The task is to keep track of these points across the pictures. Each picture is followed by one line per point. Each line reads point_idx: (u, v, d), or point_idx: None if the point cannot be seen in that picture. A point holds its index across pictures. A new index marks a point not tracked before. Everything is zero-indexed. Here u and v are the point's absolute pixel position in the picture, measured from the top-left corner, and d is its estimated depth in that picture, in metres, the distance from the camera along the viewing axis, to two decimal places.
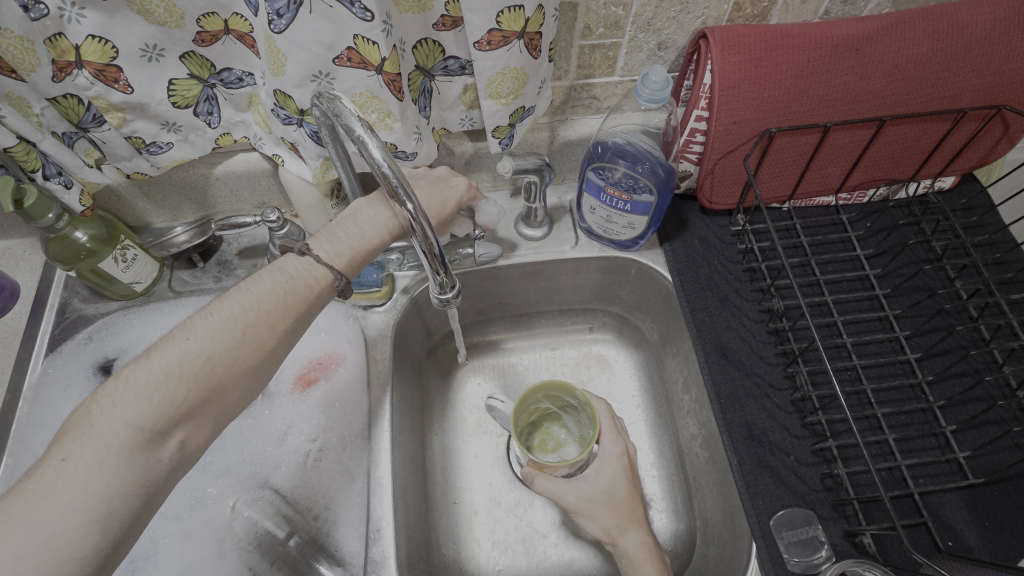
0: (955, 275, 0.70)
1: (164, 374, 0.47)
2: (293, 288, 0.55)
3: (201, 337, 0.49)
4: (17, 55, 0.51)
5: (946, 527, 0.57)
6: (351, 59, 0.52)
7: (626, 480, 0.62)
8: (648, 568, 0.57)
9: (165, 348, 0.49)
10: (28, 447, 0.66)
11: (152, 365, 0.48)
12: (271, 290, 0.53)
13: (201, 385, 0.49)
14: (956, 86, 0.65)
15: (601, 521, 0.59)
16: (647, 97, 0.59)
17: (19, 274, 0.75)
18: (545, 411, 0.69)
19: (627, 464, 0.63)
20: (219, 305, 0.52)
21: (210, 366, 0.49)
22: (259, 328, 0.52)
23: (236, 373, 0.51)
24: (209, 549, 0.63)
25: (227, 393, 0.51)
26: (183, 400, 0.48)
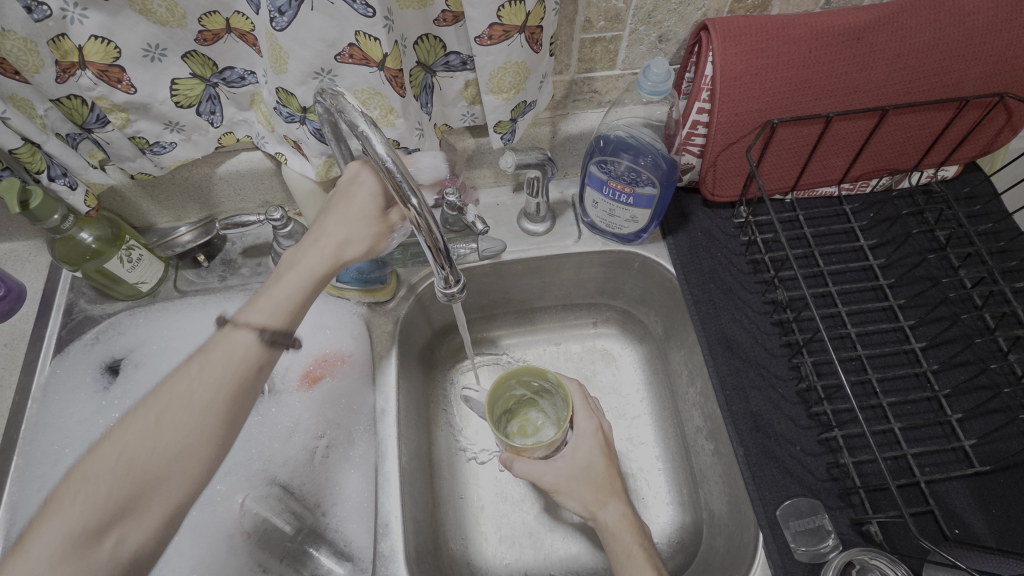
0: (960, 264, 0.70)
1: (92, 479, 0.44)
2: (230, 364, 0.49)
3: (129, 437, 0.46)
4: (21, 56, 0.51)
5: (953, 514, 0.57)
6: (352, 57, 0.52)
7: (602, 455, 0.62)
8: (627, 539, 0.58)
9: (95, 455, 0.45)
10: (38, 447, 0.67)
11: (82, 474, 0.44)
12: (207, 371, 0.49)
13: (134, 485, 0.44)
14: (958, 75, 0.65)
15: (579, 497, 0.60)
16: (648, 89, 0.59)
17: (26, 277, 0.76)
18: (520, 398, 0.67)
19: (602, 441, 0.63)
20: (148, 402, 0.48)
21: (132, 461, 0.45)
22: (197, 412, 0.47)
23: (169, 465, 0.46)
24: (219, 545, 0.64)
25: (168, 487, 0.46)
26: (108, 507, 0.43)
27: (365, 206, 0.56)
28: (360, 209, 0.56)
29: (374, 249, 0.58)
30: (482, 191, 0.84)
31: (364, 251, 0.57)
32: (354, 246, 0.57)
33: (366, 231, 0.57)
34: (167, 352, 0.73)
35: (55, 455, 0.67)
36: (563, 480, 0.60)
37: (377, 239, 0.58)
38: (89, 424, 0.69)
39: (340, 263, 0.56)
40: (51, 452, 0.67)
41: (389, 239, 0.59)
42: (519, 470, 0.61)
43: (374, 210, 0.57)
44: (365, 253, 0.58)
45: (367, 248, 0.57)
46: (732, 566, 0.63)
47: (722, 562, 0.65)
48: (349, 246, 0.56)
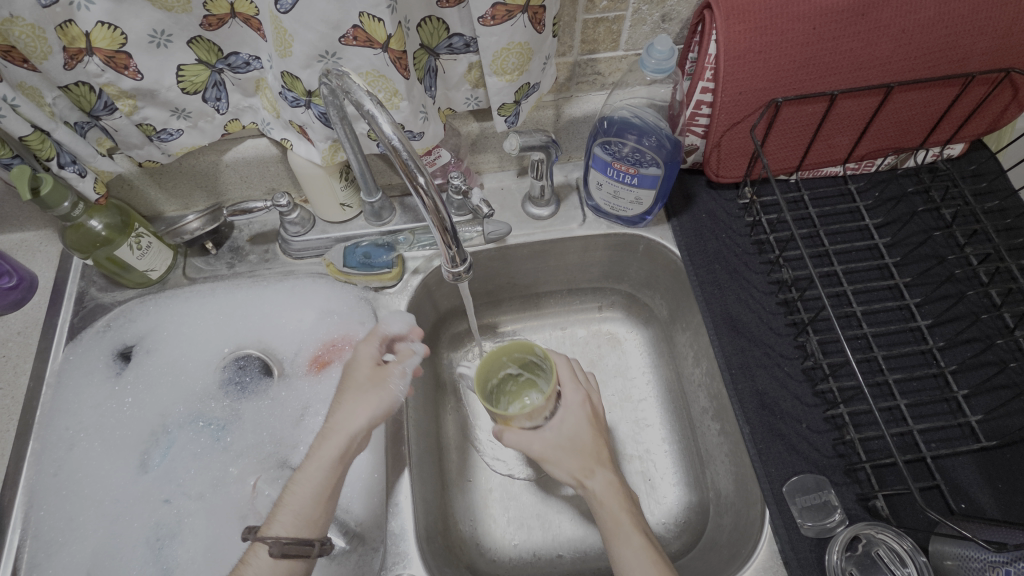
0: (966, 242, 0.70)
1: None
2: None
3: None
4: (30, 43, 0.51)
5: (959, 489, 0.57)
6: (357, 38, 0.52)
7: (590, 427, 0.61)
8: (614, 506, 0.57)
9: None
10: (53, 431, 0.68)
11: None
12: None
13: None
14: (964, 50, 0.64)
15: (568, 466, 0.59)
16: (652, 67, 0.59)
17: (37, 266, 0.77)
18: (518, 377, 0.65)
19: (590, 412, 0.62)
20: None
21: None
22: None
23: None
24: (233, 526, 0.64)
25: None
26: None
27: (362, 358, 0.60)
28: (359, 368, 0.59)
29: (379, 400, 0.57)
30: (486, 175, 0.84)
31: (367, 415, 0.56)
32: (361, 415, 0.56)
33: (366, 380, 0.58)
34: (179, 339, 0.74)
35: (71, 440, 0.68)
36: (541, 451, 0.59)
37: (380, 389, 0.58)
38: (103, 409, 0.70)
39: (348, 433, 0.55)
40: (66, 437, 0.68)
41: (392, 382, 0.58)
42: (508, 441, 0.60)
43: (372, 365, 0.60)
44: (372, 412, 0.56)
45: (373, 408, 0.56)
46: (739, 543, 0.63)
47: (729, 540, 0.65)
48: (356, 414, 0.56)
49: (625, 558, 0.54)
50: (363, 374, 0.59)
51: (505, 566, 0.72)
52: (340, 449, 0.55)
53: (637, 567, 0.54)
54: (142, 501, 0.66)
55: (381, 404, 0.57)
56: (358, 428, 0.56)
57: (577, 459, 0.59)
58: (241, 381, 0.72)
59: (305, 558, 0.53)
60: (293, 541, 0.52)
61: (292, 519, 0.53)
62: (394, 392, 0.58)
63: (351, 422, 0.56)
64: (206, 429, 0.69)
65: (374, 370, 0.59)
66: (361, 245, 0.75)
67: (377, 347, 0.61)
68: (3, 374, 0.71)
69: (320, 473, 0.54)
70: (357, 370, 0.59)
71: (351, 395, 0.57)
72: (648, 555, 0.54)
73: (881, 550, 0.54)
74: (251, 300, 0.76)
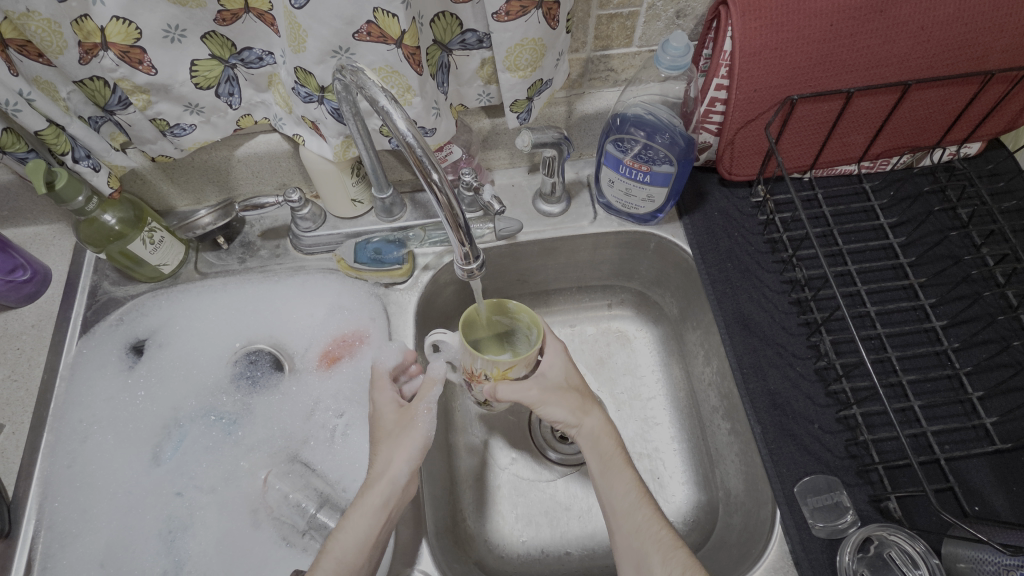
0: (982, 242, 0.69)
1: None
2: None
3: None
4: (46, 37, 0.52)
5: (973, 491, 0.57)
6: (371, 34, 0.52)
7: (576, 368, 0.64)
8: (608, 442, 0.60)
9: None
10: (67, 424, 0.69)
11: None
12: None
13: None
14: (984, 48, 0.63)
15: (567, 405, 0.60)
16: (667, 64, 0.59)
17: (50, 259, 0.77)
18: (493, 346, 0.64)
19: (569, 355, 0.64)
20: None
21: None
22: None
23: None
24: (244, 520, 0.65)
25: None
26: None
27: (384, 404, 0.62)
28: (385, 415, 0.61)
29: (411, 438, 0.58)
30: (497, 172, 0.84)
31: (405, 458, 0.57)
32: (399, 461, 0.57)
33: (393, 424, 0.60)
34: (191, 333, 0.74)
35: (84, 432, 0.69)
36: (536, 397, 0.59)
37: (409, 430, 0.58)
38: (116, 402, 0.70)
39: (389, 478, 0.56)
40: (80, 430, 0.69)
41: (420, 419, 0.59)
42: (503, 396, 0.59)
43: (395, 409, 0.61)
44: (410, 454, 0.57)
45: (408, 451, 0.57)
46: (750, 543, 0.63)
47: (739, 539, 0.65)
48: (395, 459, 0.57)
49: (612, 493, 0.58)
50: (390, 419, 0.60)
51: (513, 562, 0.72)
52: (381, 497, 0.55)
53: (625, 501, 0.57)
54: (154, 494, 0.66)
55: (414, 443, 0.57)
56: (399, 475, 0.56)
57: (572, 403, 0.60)
58: (253, 376, 0.72)
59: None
60: None
61: (335, 567, 0.52)
62: (423, 428, 0.58)
63: (392, 467, 0.56)
64: (218, 423, 0.70)
65: (400, 414, 0.60)
66: (372, 241, 0.75)
67: (390, 391, 0.63)
68: (16, 365, 0.71)
69: (366, 521, 0.54)
70: (384, 419, 0.60)
71: (383, 444, 0.58)
72: (636, 491, 0.57)
73: (893, 551, 0.54)
74: (262, 295, 0.76)
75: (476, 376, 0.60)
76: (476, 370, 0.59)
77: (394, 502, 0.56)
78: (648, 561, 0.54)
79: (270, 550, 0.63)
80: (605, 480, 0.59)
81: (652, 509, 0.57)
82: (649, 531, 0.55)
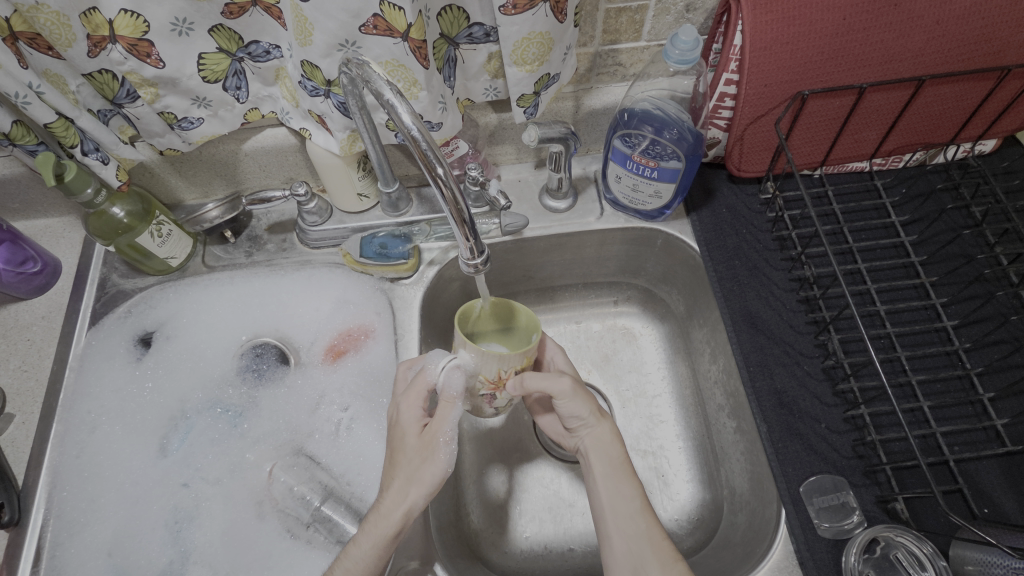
0: (995, 241, 0.68)
1: None
2: None
3: None
4: (55, 30, 0.52)
5: (983, 493, 0.56)
6: (377, 27, 0.52)
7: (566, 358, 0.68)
8: (615, 449, 0.60)
9: None
10: (76, 414, 0.70)
11: None
12: None
13: None
14: (1001, 42, 0.62)
15: (588, 404, 0.60)
16: (676, 58, 0.58)
17: (61, 251, 0.78)
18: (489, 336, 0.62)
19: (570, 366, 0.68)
20: None
21: None
22: None
23: None
24: (249, 511, 0.65)
25: None
26: None
27: (408, 421, 0.58)
28: (407, 437, 0.58)
29: (429, 473, 0.55)
30: (504, 167, 0.84)
31: (421, 491, 0.55)
32: (417, 491, 0.55)
33: (415, 450, 0.57)
34: (198, 326, 0.75)
35: (92, 423, 0.69)
36: (566, 388, 0.59)
37: (430, 462, 0.56)
38: (124, 393, 0.71)
39: (405, 510, 0.55)
40: (88, 421, 0.69)
41: (440, 451, 0.56)
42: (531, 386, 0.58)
43: (419, 428, 0.58)
44: (427, 488, 0.55)
45: (424, 485, 0.55)
46: (754, 542, 0.63)
47: (743, 539, 0.65)
48: (410, 492, 0.55)
49: (619, 496, 0.58)
50: (412, 445, 0.57)
51: (516, 559, 0.72)
52: (395, 528, 0.54)
53: (627, 506, 0.58)
54: (161, 485, 0.67)
55: (431, 477, 0.55)
56: (415, 507, 0.55)
57: (593, 402, 0.61)
58: (258, 369, 0.73)
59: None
60: None
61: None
62: (442, 461, 0.56)
63: (409, 499, 0.55)
64: (223, 416, 0.70)
65: (421, 438, 0.57)
66: (378, 235, 0.75)
67: (419, 406, 0.59)
68: (26, 357, 0.72)
69: (370, 544, 0.54)
70: (406, 438, 0.58)
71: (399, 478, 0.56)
72: (640, 500, 0.58)
73: (899, 553, 0.54)
74: (268, 289, 0.77)
75: (501, 382, 0.57)
76: (500, 375, 0.56)
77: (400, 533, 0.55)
78: (646, 567, 0.54)
79: (274, 542, 0.63)
80: (614, 481, 0.59)
81: (653, 517, 0.57)
82: (650, 540, 0.56)
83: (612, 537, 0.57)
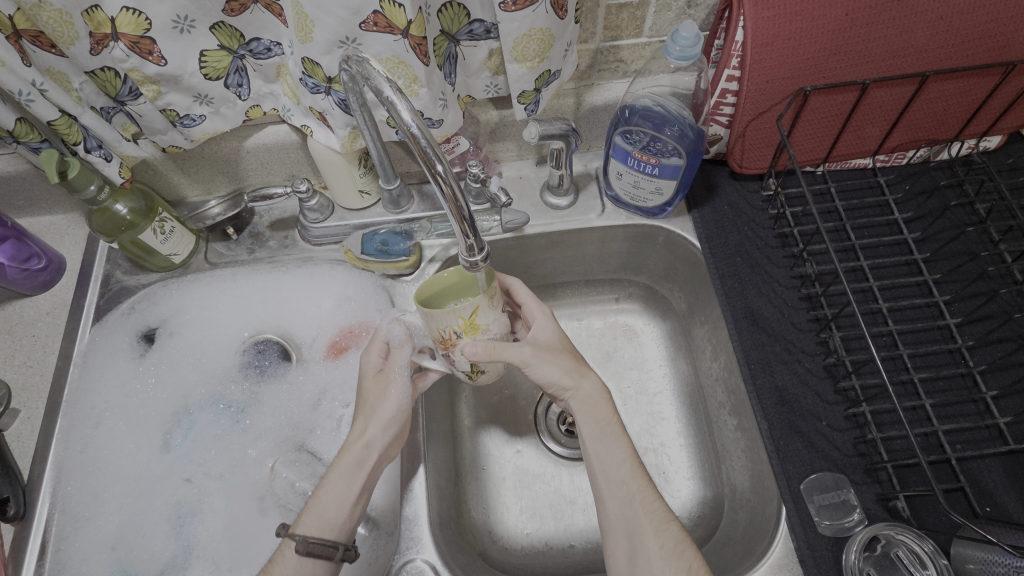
0: (1000, 238, 0.67)
1: None
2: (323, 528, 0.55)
3: None
4: (57, 28, 0.52)
5: (985, 492, 0.56)
6: (377, 24, 0.52)
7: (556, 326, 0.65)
8: (601, 407, 0.60)
9: None
10: (80, 409, 0.70)
11: None
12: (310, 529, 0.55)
13: None
14: (1006, 37, 0.61)
15: (561, 365, 0.60)
16: (676, 54, 0.58)
17: (66, 248, 0.79)
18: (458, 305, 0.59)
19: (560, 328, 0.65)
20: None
21: None
22: None
23: None
24: (251, 506, 0.66)
25: None
26: None
27: (366, 365, 0.62)
28: (364, 381, 0.62)
29: (384, 408, 0.59)
30: (506, 164, 0.84)
31: (380, 426, 0.59)
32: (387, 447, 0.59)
33: (371, 389, 0.61)
34: (200, 323, 0.75)
35: (96, 418, 0.70)
36: (528, 356, 0.59)
37: (385, 397, 0.60)
38: (127, 389, 0.72)
39: (364, 442, 0.58)
40: (92, 416, 0.70)
41: (393, 385, 0.60)
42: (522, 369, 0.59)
43: (375, 371, 0.62)
44: (383, 424, 0.59)
45: (381, 420, 0.59)
46: (755, 539, 0.62)
47: (743, 536, 0.65)
48: (372, 425, 0.59)
49: (611, 459, 0.58)
50: (368, 388, 0.61)
51: (516, 554, 0.72)
52: (354, 457, 0.57)
53: (620, 470, 0.58)
54: (165, 480, 0.67)
55: (386, 412, 0.59)
56: (375, 438, 0.59)
57: (565, 365, 0.61)
58: (260, 365, 0.73)
59: (328, 561, 0.54)
60: (318, 541, 0.54)
61: (318, 523, 0.55)
62: (396, 396, 0.60)
63: (367, 433, 0.59)
64: (226, 412, 0.71)
65: (377, 378, 0.61)
66: (380, 231, 0.75)
67: (378, 354, 0.62)
68: (32, 352, 0.73)
69: (344, 483, 0.57)
70: (364, 380, 0.62)
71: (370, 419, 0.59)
72: (630, 462, 0.58)
73: (900, 551, 0.53)
74: (270, 286, 0.77)
75: (449, 342, 0.56)
76: (443, 334, 0.55)
77: (370, 462, 0.58)
78: (641, 530, 0.55)
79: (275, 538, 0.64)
80: (599, 447, 0.59)
81: (646, 480, 0.57)
82: (643, 501, 0.56)
83: (607, 501, 0.58)
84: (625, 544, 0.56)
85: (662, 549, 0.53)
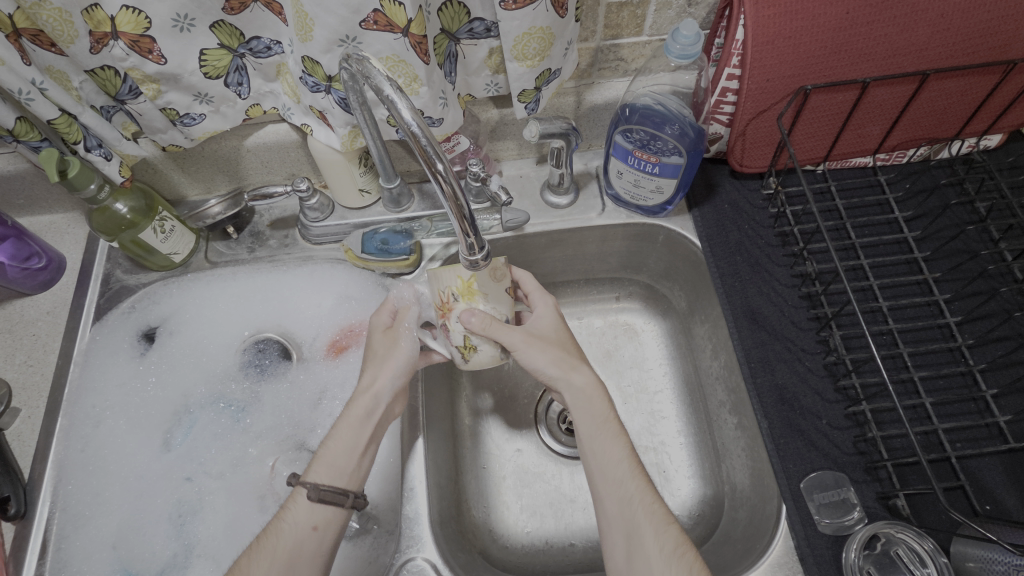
0: (1001, 237, 0.67)
1: None
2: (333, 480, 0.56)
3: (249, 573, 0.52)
4: (57, 26, 0.52)
5: (985, 490, 0.56)
6: (377, 23, 0.52)
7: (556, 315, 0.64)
8: (597, 401, 0.60)
9: None
10: (81, 408, 0.70)
11: None
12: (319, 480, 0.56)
13: None
14: (1007, 36, 0.61)
15: (550, 354, 0.60)
16: (677, 53, 0.58)
17: (65, 248, 0.79)
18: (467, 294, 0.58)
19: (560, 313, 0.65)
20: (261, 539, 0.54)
21: None
22: None
23: None
24: (252, 505, 0.66)
25: None
26: None
27: (377, 321, 0.63)
28: (374, 336, 0.62)
29: (396, 357, 0.60)
30: (506, 163, 0.84)
31: (390, 374, 0.60)
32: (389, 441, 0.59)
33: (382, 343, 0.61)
34: (200, 321, 0.75)
35: (97, 417, 0.70)
36: (519, 340, 0.58)
37: (395, 350, 0.61)
38: (127, 388, 0.72)
39: (373, 393, 0.59)
40: (93, 415, 0.70)
41: (404, 339, 0.61)
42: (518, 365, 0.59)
43: (385, 327, 0.63)
44: (394, 372, 0.60)
45: (393, 369, 0.60)
46: (755, 538, 0.63)
47: (743, 535, 0.65)
48: (381, 376, 0.60)
49: (609, 457, 0.59)
50: (377, 340, 0.62)
51: (516, 552, 0.72)
52: (365, 409, 0.59)
53: (618, 468, 0.58)
54: (166, 479, 0.67)
55: (398, 362, 0.60)
56: (384, 389, 0.60)
57: (559, 356, 0.61)
58: (260, 364, 0.73)
59: (339, 506, 0.56)
60: (329, 488, 0.55)
61: (327, 470, 0.56)
62: (407, 347, 0.61)
63: (377, 384, 0.60)
64: (226, 411, 0.71)
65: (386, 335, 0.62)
66: (380, 230, 0.75)
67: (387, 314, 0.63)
68: (31, 352, 0.73)
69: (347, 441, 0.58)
70: (373, 339, 0.62)
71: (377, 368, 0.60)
72: (628, 461, 0.58)
73: (900, 549, 0.53)
74: (270, 285, 0.77)
75: (447, 306, 0.56)
76: (443, 297, 0.56)
77: (378, 414, 0.59)
78: (640, 530, 0.55)
79: None
80: (596, 437, 0.59)
81: (645, 481, 0.57)
82: (642, 502, 0.56)
83: (604, 498, 0.58)
84: (623, 546, 0.56)
85: (662, 552, 0.53)
